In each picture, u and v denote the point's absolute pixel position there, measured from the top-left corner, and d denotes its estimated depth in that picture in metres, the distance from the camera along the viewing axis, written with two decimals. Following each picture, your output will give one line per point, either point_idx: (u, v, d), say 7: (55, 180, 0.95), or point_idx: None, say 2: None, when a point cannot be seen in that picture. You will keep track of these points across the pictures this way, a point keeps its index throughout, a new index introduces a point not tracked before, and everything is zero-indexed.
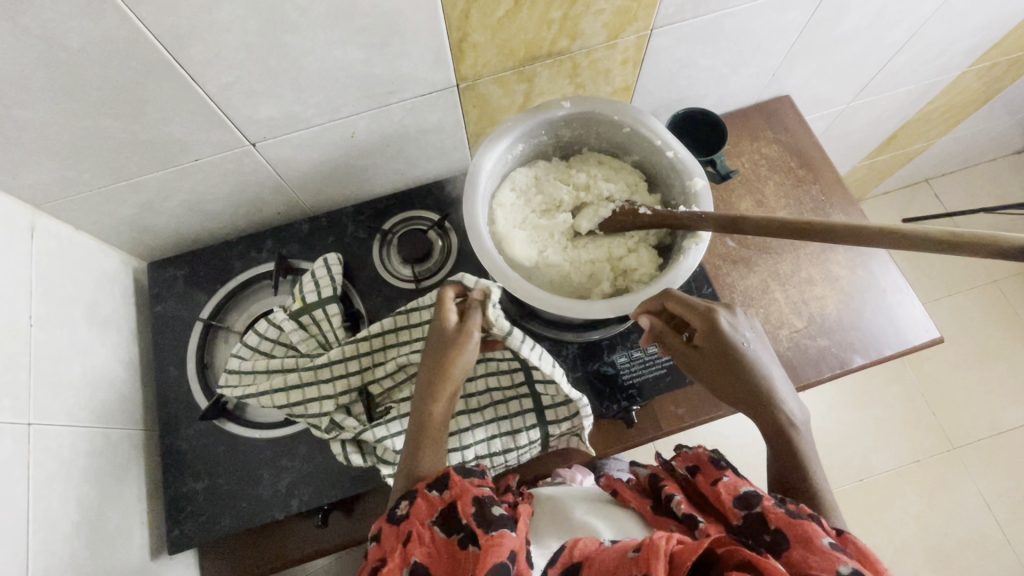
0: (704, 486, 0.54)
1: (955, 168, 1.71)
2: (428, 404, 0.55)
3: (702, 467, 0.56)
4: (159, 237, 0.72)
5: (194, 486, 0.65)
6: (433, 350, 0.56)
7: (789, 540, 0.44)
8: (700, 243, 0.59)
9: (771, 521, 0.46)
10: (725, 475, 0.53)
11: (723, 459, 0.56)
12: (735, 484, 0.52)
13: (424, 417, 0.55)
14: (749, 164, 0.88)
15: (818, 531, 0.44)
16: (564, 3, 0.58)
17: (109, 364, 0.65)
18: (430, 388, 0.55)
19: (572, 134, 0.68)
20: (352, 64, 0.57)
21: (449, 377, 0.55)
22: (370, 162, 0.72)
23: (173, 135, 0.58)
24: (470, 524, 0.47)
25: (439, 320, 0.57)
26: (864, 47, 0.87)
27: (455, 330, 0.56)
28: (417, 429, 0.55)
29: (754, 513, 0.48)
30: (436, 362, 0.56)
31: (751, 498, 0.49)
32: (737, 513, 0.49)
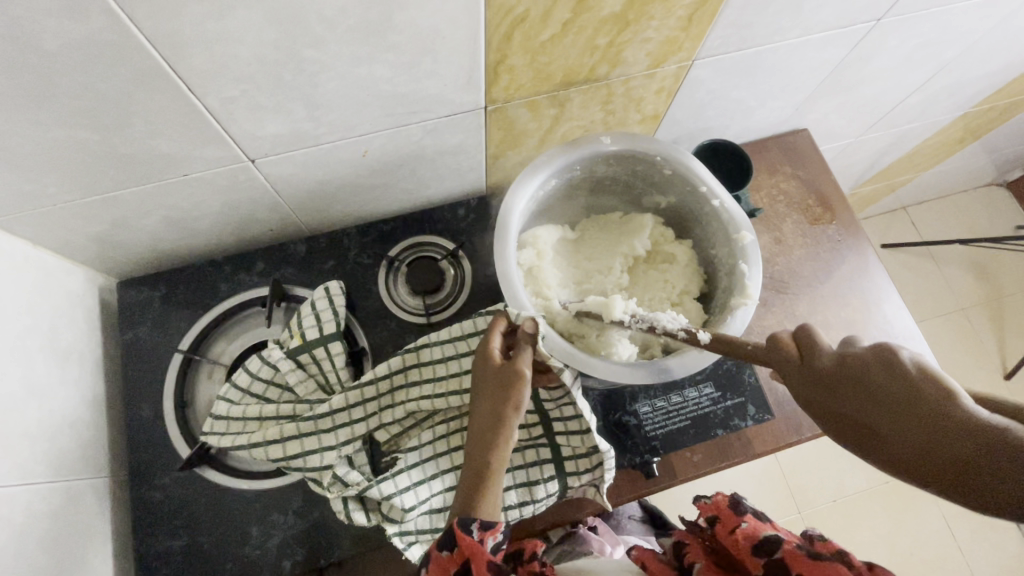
0: (723, 537, 0.52)
1: (931, 198, 1.76)
2: (482, 450, 0.47)
3: (721, 515, 0.53)
4: (133, 254, 0.64)
5: (170, 543, 0.57)
6: (488, 381, 0.49)
7: None
8: (749, 304, 0.56)
9: (793, 566, 0.45)
10: (744, 522, 0.51)
11: (743, 502, 0.53)
12: (754, 531, 0.50)
13: (483, 457, 0.46)
14: (767, 199, 0.85)
15: (838, 572, 0.43)
16: (612, 30, 0.53)
17: (71, 402, 0.57)
18: (484, 427, 0.47)
19: (607, 175, 0.64)
20: (377, 82, 0.50)
21: (503, 421, 0.47)
22: (379, 182, 0.66)
23: (161, 149, 0.50)
24: None
25: (490, 350, 0.51)
26: (885, 85, 0.85)
27: (505, 366, 0.49)
28: (472, 472, 0.47)
29: (773, 559, 0.47)
30: (489, 396, 0.48)
31: (773, 546, 0.48)
32: (758, 563, 0.48)
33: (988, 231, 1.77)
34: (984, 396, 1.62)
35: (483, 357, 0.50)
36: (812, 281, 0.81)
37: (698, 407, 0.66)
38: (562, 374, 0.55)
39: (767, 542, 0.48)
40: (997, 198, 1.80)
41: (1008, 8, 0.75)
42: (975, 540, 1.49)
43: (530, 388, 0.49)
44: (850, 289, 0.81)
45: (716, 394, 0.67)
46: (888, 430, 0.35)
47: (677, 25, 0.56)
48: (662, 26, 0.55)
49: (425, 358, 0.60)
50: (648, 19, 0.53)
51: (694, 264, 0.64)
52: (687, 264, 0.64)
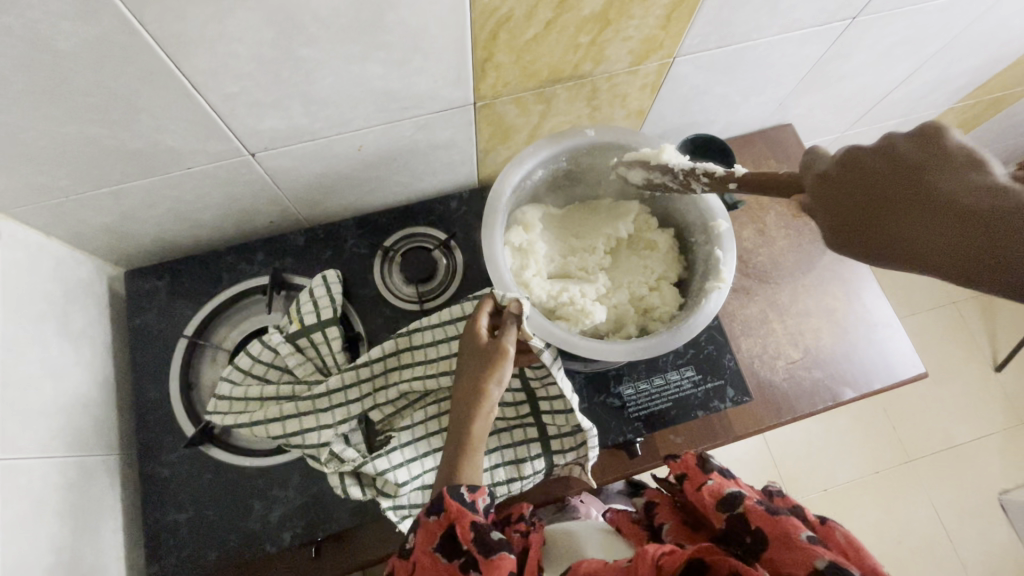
0: (690, 492, 0.58)
1: None
2: (462, 422, 0.49)
3: (690, 474, 0.59)
4: (140, 243, 0.67)
5: (177, 516, 0.60)
6: (474, 360, 0.51)
7: (770, 539, 0.49)
8: (722, 287, 0.59)
9: (754, 520, 0.51)
10: (710, 479, 0.57)
11: (710, 462, 0.59)
12: (720, 488, 0.55)
13: (462, 428, 0.49)
14: (752, 192, 0.88)
15: (796, 527, 0.48)
16: (594, 29, 0.56)
17: (82, 383, 0.60)
18: (466, 403, 0.50)
19: (591, 165, 0.67)
20: (370, 79, 0.53)
21: (483, 396, 0.49)
22: (374, 175, 0.69)
23: (166, 143, 0.53)
24: (471, 550, 0.47)
25: (477, 330, 0.53)
26: (867, 81, 0.88)
27: (490, 345, 0.51)
28: (454, 444, 0.50)
29: (737, 513, 0.52)
30: (473, 375, 0.50)
31: (735, 503, 0.53)
32: (721, 517, 0.54)
33: None
34: (974, 387, 1.65)
35: (470, 337, 0.53)
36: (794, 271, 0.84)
37: (679, 390, 0.69)
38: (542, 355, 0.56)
39: (729, 498, 0.54)
40: None
41: (984, 6, 0.77)
42: (964, 528, 1.52)
43: (512, 367, 0.51)
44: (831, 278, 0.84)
45: (697, 377, 0.70)
46: (948, 250, 0.37)
47: (657, 24, 0.58)
48: (642, 25, 0.58)
49: (418, 341, 0.63)
50: (628, 18, 0.56)
51: (673, 251, 0.67)
52: (666, 252, 0.67)
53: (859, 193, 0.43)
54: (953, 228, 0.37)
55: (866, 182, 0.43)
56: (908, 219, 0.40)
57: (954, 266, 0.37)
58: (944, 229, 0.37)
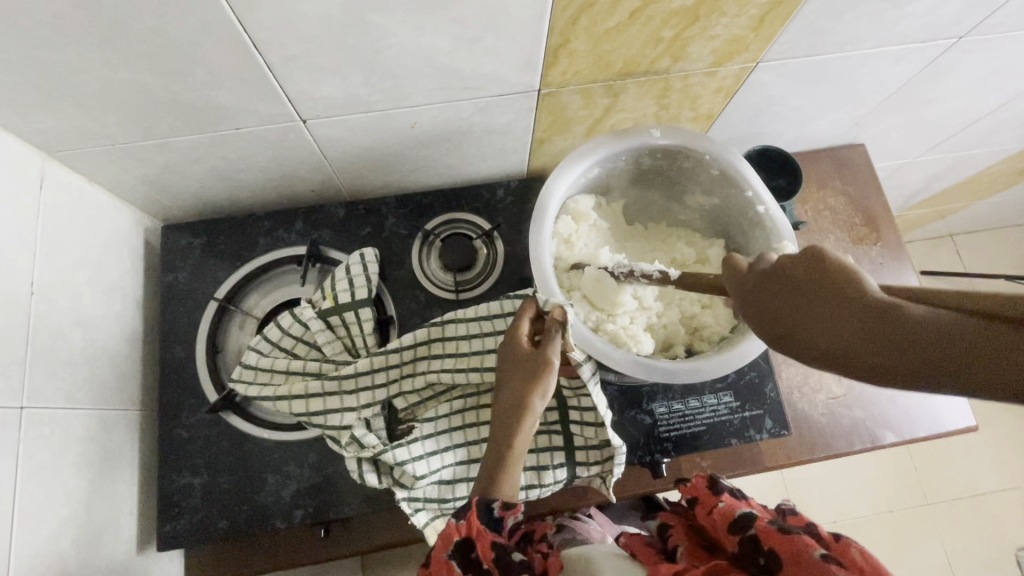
0: (703, 516, 0.54)
1: (981, 228, 1.69)
2: (506, 435, 0.48)
3: (700, 497, 0.56)
4: (179, 198, 0.65)
5: (191, 480, 0.60)
6: (516, 369, 0.50)
7: (782, 559, 0.44)
8: None
9: (764, 541, 0.46)
10: (721, 501, 0.54)
11: (722, 484, 0.56)
12: (731, 509, 0.52)
13: (505, 441, 0.48)
14: (812, 214, 0.83)
15: (809, 545, 0.44)
16: (679, 23, 0.52)
17: (111, 335, 0.59)
18: (509, 416, 0.48)
19: (652, 168, 0.63)
20: (436, 54, 0.50)
21: (528, 410, 0.48)
22: (423, 154, 0.66)
23: (217, 101, 0.50)
24: (490, 568, 0.44)
25: (519, 336, 0.51)
26: (955, 107, 0.81)
27: (535, 356, 0.50)
28: (495, 456, 0.49)
29: (748, 535, 0.48)
30: (515, 385, 0.49)
31: (746, 522, 0.49)
32: (733, 539, 0.49)
33: None
34: (1005, 437, 1.58)
35: (512, 343, 0.51)
36: None
37: (714, 414, 0.66)
38: (582, 369, 0.53)
39: (742, 519, 0.50)
40: None
41: None
42: None
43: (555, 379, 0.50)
44: None
45: (734, 404, 0.66)
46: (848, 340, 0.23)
47: (748, 25, 0.54)
48: (732, 24, 0.53)
49: (451, 333, 0.61)
50: (719, 15, 0.51)
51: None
52: None
53: (785, 285, 0.27)
54: (850, 319, 0.23)
55: (787, 300, 0.27)
56: (802, 313, 0.26)
57: (852, 368, 0.23)
58: (836, 327, 0.24)
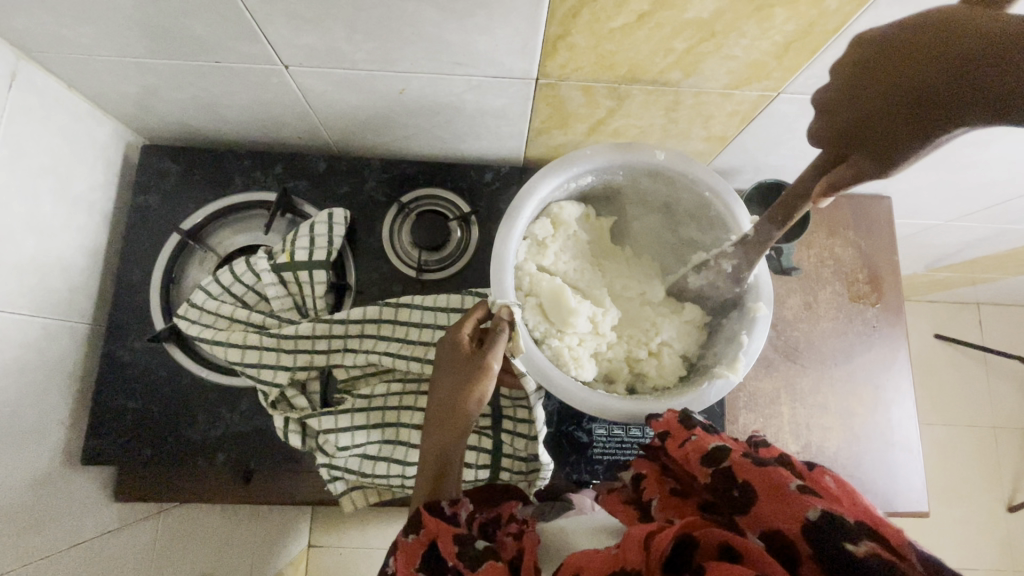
0: (671, 449, 0.47)
1: (1009, 302, 1.60)
2: (443, 439, 0.47)
3: (671, 431, 0.48)
4: (162, 120, 0.64)
5: (125, 403, 0.61)
6: (457, 373, 0.47)
7: (758, 492, 0.39)
8: (730, 378, 0.52)
9: (741, 475, 0.40)
10: (693, 433, 0.46)
11: (694, 417, 0.48)
12: (702, 442, 0.45)
13: (442, 446, 0.46)
14: (814, 260, 0.78)
15: (786, 476, 0.39)
16: (693, 37, 0.47)
17: (70, 246, 0.59)
18: (444, 420, 0.47)
19: (648, 189, 0.59)
20: (424, 22, 0.46)
21: (463, 415, 0.46)
22: (412, 122, 0.63)
23: (195, 31, 0.48)
24: (456, 565, 0.40)
25: (461, 339, 0.49)
26: (995, 178, 0.75)
27: (474, 359, 0.48)
28: (428, 462, 0.47)
29: (722, 468, 0.42)
30: (453, 391, 0.47)
31: (720, 455, 0.43)
32: (705, 472, 0.43)
33: None
34: (977, 518, 1.53)
35: (451, 344, 0.49)
36: (826, 360, 0.76)
37: None
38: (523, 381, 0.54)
39: (714, 451, 0.43)
40: None
41: None
42: None
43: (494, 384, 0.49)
44: (863, 380, 0.75)
45: None
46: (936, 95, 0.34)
47: (769, 51, 0.49)
48: (751, 47, 0.48)
49: (402, 316, 0.59)
50: (737, 36, 0.47)
51: (697, 324, 0.59)
52: (688, 321, 0.59)
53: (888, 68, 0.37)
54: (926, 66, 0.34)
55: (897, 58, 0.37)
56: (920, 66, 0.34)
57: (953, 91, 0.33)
58: (923, 73, 0.34)
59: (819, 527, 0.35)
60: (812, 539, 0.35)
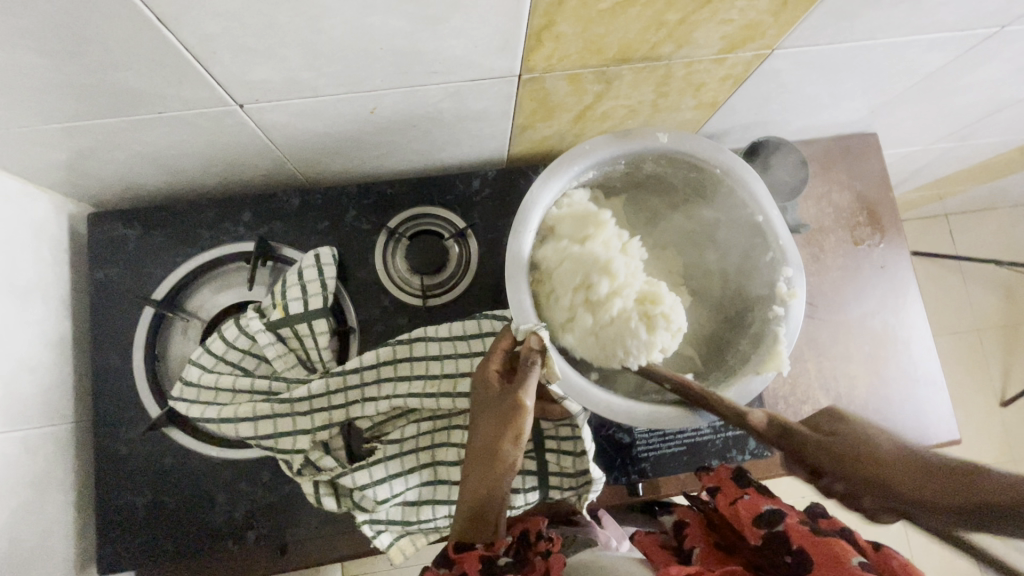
0: (722, 505, 0.50)
1: (976, 209, 1.65)
2: (477, 486, 0.43)
3: (723, 487, 0.52)
4: (104, 184, 0.57)
5: (133, 499, 0.55)
6: (489, 415, 0.43)
7: (813, 560, 0.40)
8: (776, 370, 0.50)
9: (794, 539, 0.42)
10: (746, 493, 0.50)
11: (746, 478, 0.52)
12: (755, 503, 0.48)
13: (475, 493, 0.43)
14: (814, 210, 0.77)
15: (845, 550, 0.39)
16: (688, 6, 0.43)
17: (30, 344, 0.53)
18: (479, 465, 0.43)
19: (655, 172, 0.55)
20: (393, 35, 0.41)
21: (499, 461, 0.42)
22: (386, 140, 0.57)
23: (128, 84, 0.42)
24: None
25: (488, 376, 0.44)
26: (978, 99, 0.74)
27: (505, 396, 0.42)
28: (463, 513, 0.44)
29: (775, 532, 0.44)
30: (486, 435, 0.42)
31: (774, 518, 0.45)
32: (757, 532, 0.45)
33: None
34: (975, 419, 1.61)
35: (480, 380, 0.44)
36: (842, 308, 0.75)
37: (696, 434, 0.62)
38: (567, 405, 0.52)
39: (767, 514, 0.46)
40: None
41: None
42: None
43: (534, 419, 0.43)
44: (880, 322, 0.75)
45: (718, 423, 0.63)
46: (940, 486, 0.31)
47: (767, 8, 0.45)
48: (748, 8, 0.45)
49: (417, 351, 0.55)
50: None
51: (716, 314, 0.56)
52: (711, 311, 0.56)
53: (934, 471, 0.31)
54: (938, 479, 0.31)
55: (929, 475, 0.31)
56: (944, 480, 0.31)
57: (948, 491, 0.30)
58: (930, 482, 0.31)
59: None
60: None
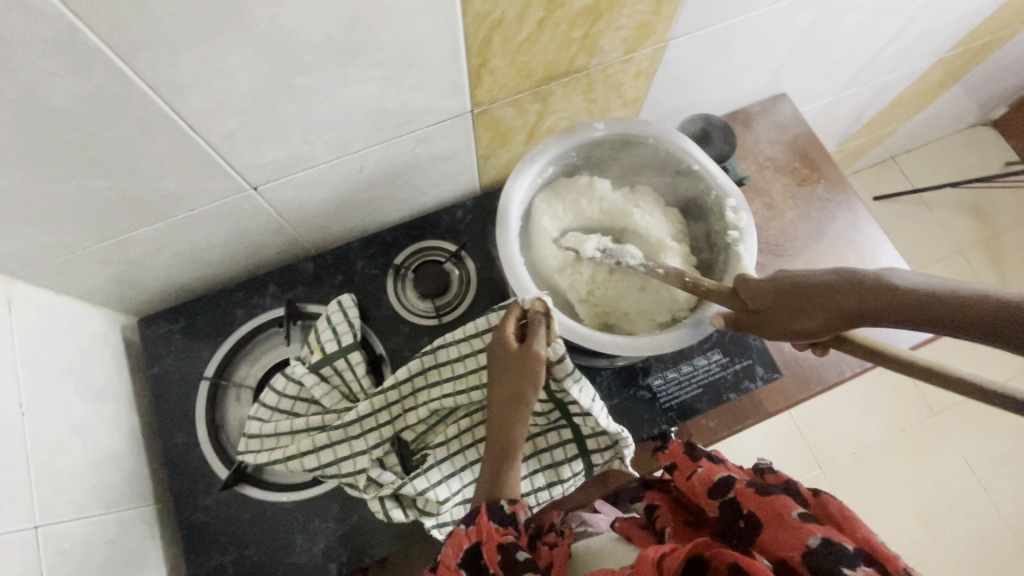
0: (681, 481, 0.60)
1: (918, 144, 1.77)
2: (503, 431, 0.51)
3: (679, 463, 0.62)
4: (150, 290, 0.66)
5: (221, 560, 0.60)
6: (511, 368, 0.51)
7: (762, 520, 0.51)
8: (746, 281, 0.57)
9: (744, 504, 0.54)
10: (700, 466, 0.59)
11: (698, 449, 0.61)
12: (708, 474, 0.58)
13: (503, 436, 0.50)
14: (754, 167, 0.87)
15: (787, 506, 0.50)
16: (586, 22, 0.55)
17: (110, 438, 0.59)
18: (507, 410, 0.50)
19: (603, 156, 0.66)
20: (366, 99, 0.52)
21: (524, 403, 0.50)
22: (377, 194, 0.68)
23: (168, 188, 0.52)
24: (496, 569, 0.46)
25: (506, 337, 0.52)
26: (859, 42, 0.87)
27: (525, 352, 0.51)
28: (494, 451, 0.51)
29: (727, 500, 0.55)
30: (510, 383, 0.50)
31: (727, 487, 0.56)
32: (714, 503, 0.56)
33: (978, 170, 1.77)
34: None
35: (500, 341, 0.52)
36: (806, 241, 0.83)
37: (707, 374, 0.69)
38: (557, 368, 0.55)
39: (720, 483, 0.57)
40: (982, 138, 1.80)
41: None
42: (996, 474, 1.51)
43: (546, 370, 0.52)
44: (844, 245, 0.83)
45: (723, 359, 0.70)
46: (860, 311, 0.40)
47: (648, 10, 0.57)
48: (633, 13, 0.56)
49: (443, 357, 0.62)
50: (620, 8, 0.55)
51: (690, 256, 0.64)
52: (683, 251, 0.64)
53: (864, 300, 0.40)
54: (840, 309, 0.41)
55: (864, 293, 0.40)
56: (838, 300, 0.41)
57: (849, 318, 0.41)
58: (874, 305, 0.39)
59: (814, 550, 0.46)
60: (807, 556, 0.46)
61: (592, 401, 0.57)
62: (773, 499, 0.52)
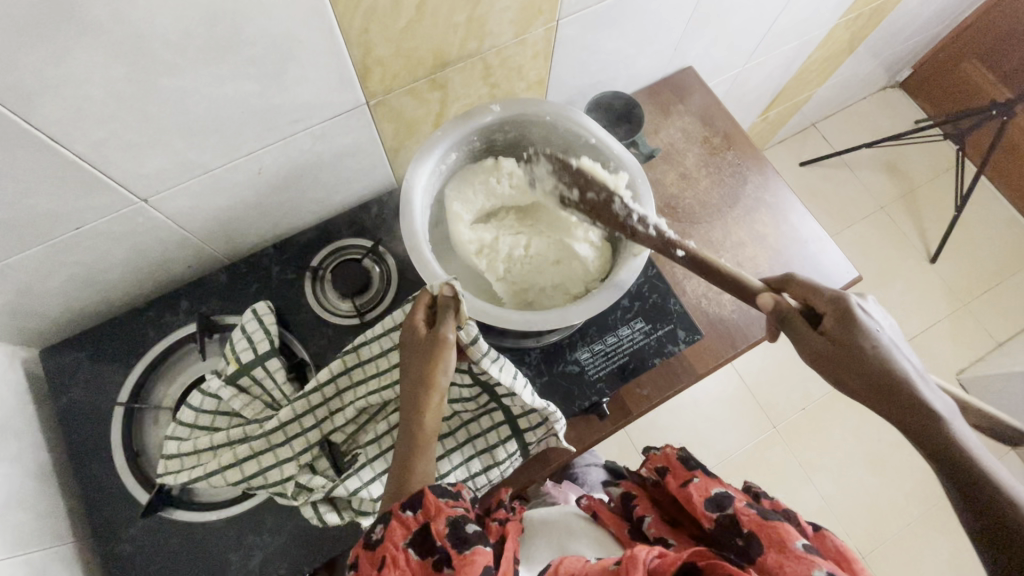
0: (674, 486, 0.61)
1: (834, 110, 1.86)
2: (414, 418, 0.51)
3: (673, 468, 0.63)
4: (50, 319, 0.63)
5: None
6: (420, 354, 0.51)
7: (761, 542, 0.49)
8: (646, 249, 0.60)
9: (744, 523, 0.51)
10: (696, 476, 0.60)
11: (692, 460, 0.63)
12: (704, 486, 0.59)
13: (413, 425, 0.51)
14: (667, 139, 0.90)
15: (790, 534, 0.48)
16: (467, 6, 0.55)
17: (16, 476, 0.56)
18: (416, 399, 0.51)
19: (506, 139, 0.67)
20: (247, 97, 0.51)
21: (433, 390, 0.50)
22: (284, 197, 0.66)
23: (44, 208, 0.50)
24: (445, 546, 0.45)
25: (416, 324, 0.53)
26: (752, 13, 0.90)
27: (433, 337, 0.51)
28: (407, 439, 0.51)
29: (725, 514, 0.54)
30: (420, 370, 0.51)
31: (723, 503, 0.55)
32: (710, 515, 0.55)
33: (891, 130, 1.88)
34: (918, 281, 1.73)
35: (410, 328, 0.53)
36: (721, 207, 0.86)
37: (633, 343, 0.71)
38: (472, 349, 0.56)
39: (717, 498, 0.56)
40: (892, 100, 1.91)
41: None
42: None
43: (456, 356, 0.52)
44: (757, 206, 0.86)
45: (647, 327, 0.72)
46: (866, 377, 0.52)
47: None
48: None
49: (365, 354, 0.61)
50: None
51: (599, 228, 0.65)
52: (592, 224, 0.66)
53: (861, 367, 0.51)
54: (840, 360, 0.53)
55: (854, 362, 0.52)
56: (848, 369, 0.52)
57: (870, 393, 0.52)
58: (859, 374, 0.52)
59: None
60: None
61: (513, 378, 0.58)
62: (773, 523, 0.49)
